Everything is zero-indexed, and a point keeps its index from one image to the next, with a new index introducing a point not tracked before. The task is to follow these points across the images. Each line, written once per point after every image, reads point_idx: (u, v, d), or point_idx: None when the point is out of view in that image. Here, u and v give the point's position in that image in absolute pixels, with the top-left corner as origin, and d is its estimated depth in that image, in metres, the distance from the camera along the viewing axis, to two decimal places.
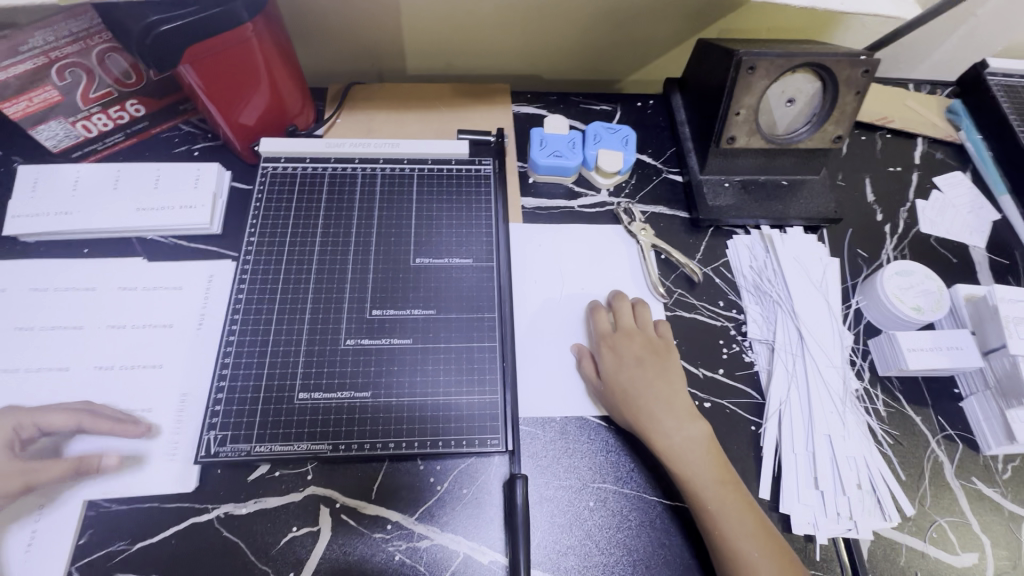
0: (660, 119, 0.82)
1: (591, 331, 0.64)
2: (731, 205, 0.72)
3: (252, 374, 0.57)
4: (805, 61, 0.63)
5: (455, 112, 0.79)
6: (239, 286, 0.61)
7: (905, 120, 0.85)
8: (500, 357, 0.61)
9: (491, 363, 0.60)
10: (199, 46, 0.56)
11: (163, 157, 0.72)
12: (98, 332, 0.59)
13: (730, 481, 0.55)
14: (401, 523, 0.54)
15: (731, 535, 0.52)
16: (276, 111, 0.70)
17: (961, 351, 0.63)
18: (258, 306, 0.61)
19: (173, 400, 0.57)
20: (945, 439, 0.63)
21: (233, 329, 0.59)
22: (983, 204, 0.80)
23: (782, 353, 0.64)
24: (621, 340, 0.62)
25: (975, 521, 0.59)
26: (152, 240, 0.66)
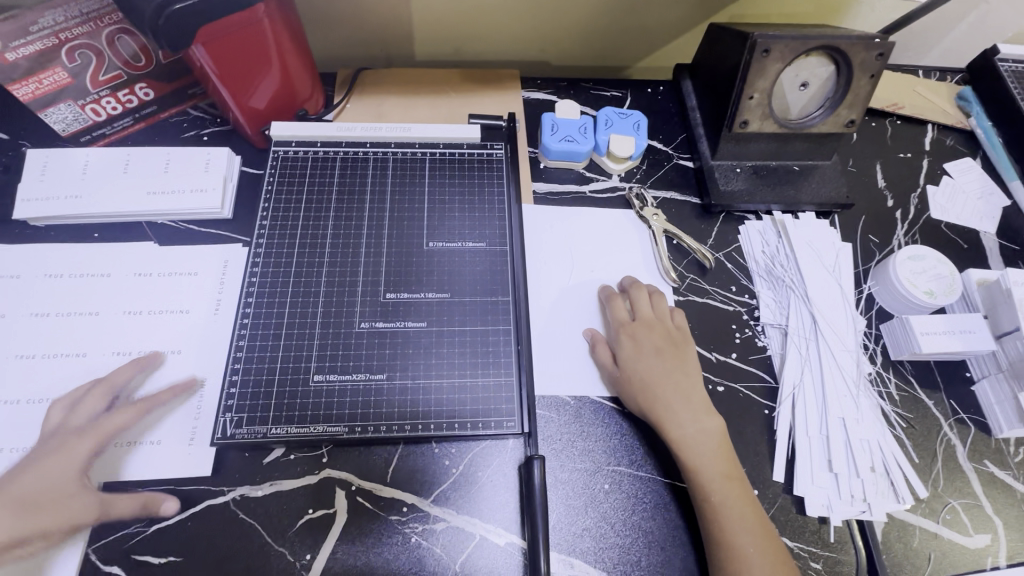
0: (670, 105, 0.82)
1: (607, 320, 0.64)
2: (743, 190, 0.72)
3: (266, 357, 0.57)
4: (820, 44, 0.63)
5: (465, 97, 0.78)
6: (252, 270, 0.61)
7: (915, 106, 0.85)
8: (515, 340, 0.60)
9: (506, 346, 0.60)
10: (212, 26, 0.55)
11: (172, 142, 0.71)
12: (110, 315, 0.59)
13: (734, 475, 0.55)
14: (417, 505, 0.54)
15: (730, 527, 0.52)
16: (286, 95, 0.69)
17: (973, 335, 0.63)
18: (272, 289, 0.60)
19: (195, 385, 0.57)
20: (957, 423, 0.63)
21: (248, 312, 0.59)
22: (993, 190, 0.80)
23: (795, 337, 0.64)
24: (636, 329, 0.61)
25: (987, 503, 0.59)
26: (163, 224, 0.66)
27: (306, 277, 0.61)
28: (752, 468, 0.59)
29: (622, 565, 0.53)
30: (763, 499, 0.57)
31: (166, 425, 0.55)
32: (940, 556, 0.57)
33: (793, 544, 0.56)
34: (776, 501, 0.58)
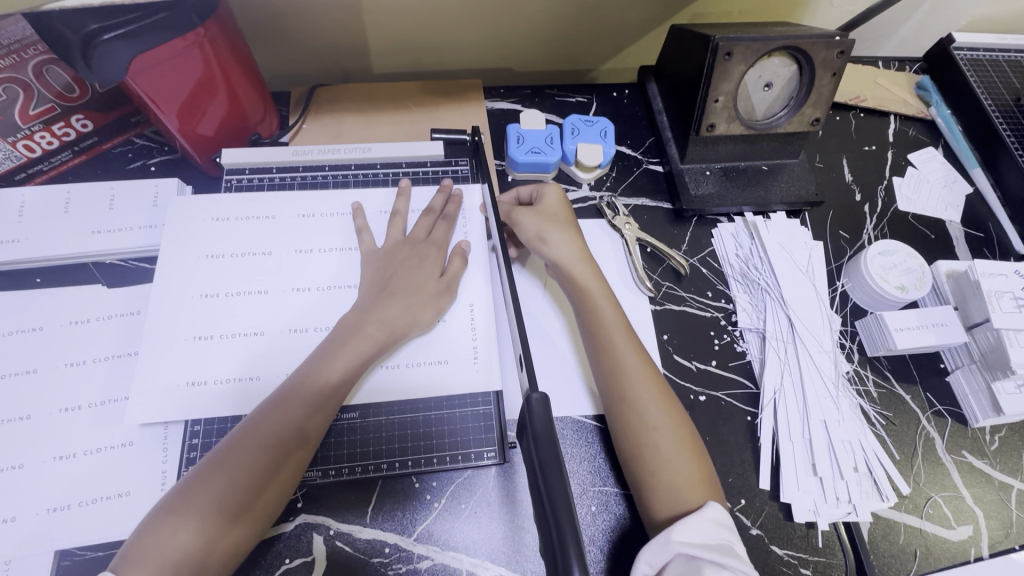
0: (637, 108, 0.81)
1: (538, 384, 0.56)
2: (713, 193, 0.71)
3: (227, 413, 0.53)
4: (781, 45, 0.62)
5: (426, 111, 0.76)
6: (207, 304, 0.57)
7: (877, 98, 0.86)
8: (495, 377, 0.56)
9: (490, 363, 0.57)
10: (147, 57, 0.52)
11: (115, 174, 0.67)
12: (54, 369, 0.55)
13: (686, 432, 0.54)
14: (399, 545, 0.52)
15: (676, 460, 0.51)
16: (237, 118, 0.66)
17: (945, 328, 0.64)
18: (229, 326, 0.56)
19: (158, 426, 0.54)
20: (934, 415, 0.64)
21: (205, 353, 0.55)
22: (956, 178, 0.81)
23: (773, 341, 0.64)
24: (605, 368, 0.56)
25: (967, 494, 0.60)
26: (112, 264, 0.62)
27: (268, 313, 0.58)
28: (737, 478, 0.58)
29: None
30: (751, 508, 0.57)
31: (132, 476, 0.52)
32: (926, 552, 0.57)
33: (783, 551, 0.56)
34: (763, 509, 0.57)
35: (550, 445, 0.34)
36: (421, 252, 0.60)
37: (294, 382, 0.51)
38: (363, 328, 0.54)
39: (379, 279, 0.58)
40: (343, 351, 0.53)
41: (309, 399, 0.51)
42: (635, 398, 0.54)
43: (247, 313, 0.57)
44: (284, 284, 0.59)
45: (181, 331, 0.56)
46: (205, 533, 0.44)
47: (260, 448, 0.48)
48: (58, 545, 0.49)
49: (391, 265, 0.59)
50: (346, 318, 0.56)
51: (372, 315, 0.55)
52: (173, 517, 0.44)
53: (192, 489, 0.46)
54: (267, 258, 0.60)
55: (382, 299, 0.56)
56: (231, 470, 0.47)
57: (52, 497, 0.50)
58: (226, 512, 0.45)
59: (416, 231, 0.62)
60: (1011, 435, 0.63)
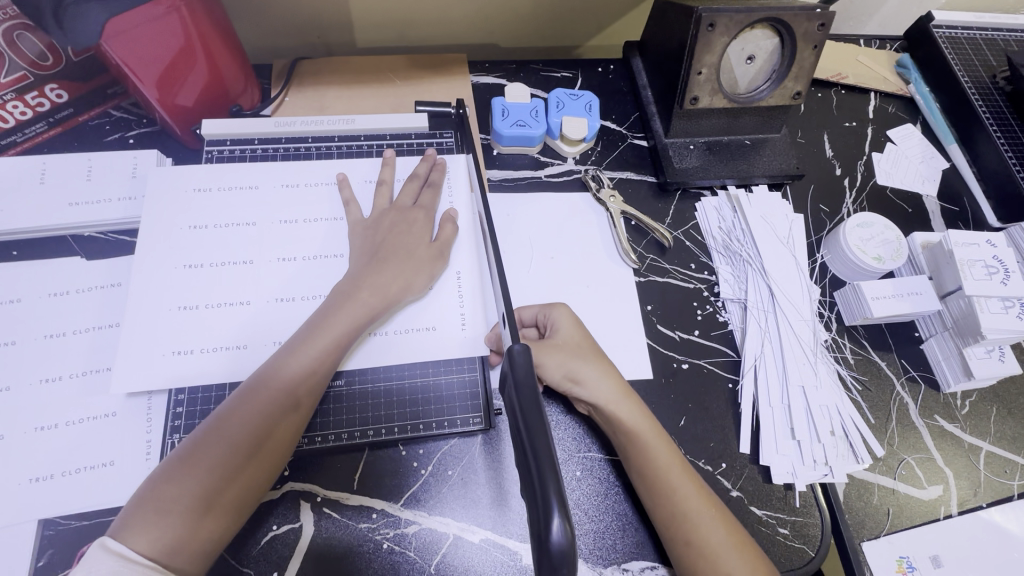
0: (622, 83, 0.81)
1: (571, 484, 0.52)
2: (697, 166, 0.72)
3: (215, 380, 0.53)
4: (763, 16, 0.63)
5: (411, 85, 0.75)
6: (190, 276, 0.57)
7: (858, 75, 0.87)
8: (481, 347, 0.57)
9: (477, 331, 0.58)
10: (122, 20, 0.51)
11: (93, 147, 0.66)
12: (33, 342, 0.54)
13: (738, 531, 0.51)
14: (386, 510, 0.53)
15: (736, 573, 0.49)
16: (217, 89, 0.65)
17: (919, 297, 0.65)
18: (212, 298, 0.56)
19: (141, 398, 0.54)
20: (908, 381, 0.66)
21: (188, 325, 0.55)
22: (933, 153, 0.83)
23: (754, 310, 0.65)
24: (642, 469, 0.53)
25: (938, 455, 0.62)
26: (90, 237, 0.61)
27: (253, 284, 0.57)
28: (718, 443, 0.60)
29: (598, 550, 0.53)
30: (731, 471, 0.59)
31: (117, 445, 0.52)
32: (898, 511, 0.59)
33: (762, 512, 0.57)
34: (743, 472, 0.59)
35: (530, 391, 0.36)
36: (410, 217, 0.60)
37: (289, 347, 0.51)
38: (357, 295, 0.54)
39: (369, 246, 0.58)
40: (335, 318, 0.53)
41: (303, 365, 0.50)
42: (688, 513, 0.51)
43: (231, 283, 0.57)
44: (269, 254, 0.59)
45: (165, 301, 0.55)
46: (202, 496, 0.45)
47: (256, 412, 0.48)
48: (42, 514, 0.48)
49: (377, 232, 0.59)
50: (339, 285, 0.55)
51: (365, 282, 0.55)
52: (171, 481, 0.45)
53: (190, 453, 0.46)
54: (250, 229, 0.60)
55: (376, 265, 0.56)
56: (229, 432, 0.47)
57: (33, 467, 0.50)
58: (224, 475, 0.46)
59: (402, 198, 0.61)
60: (981, 400, 0.66)
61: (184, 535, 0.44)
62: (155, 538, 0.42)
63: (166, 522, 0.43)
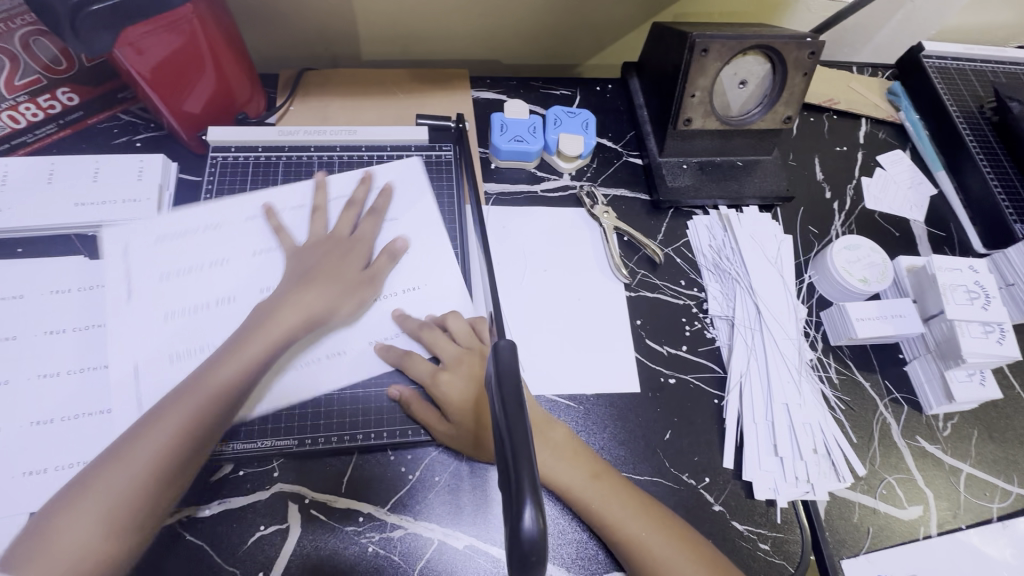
0: (619, 103, 0.83)
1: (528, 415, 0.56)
2: (689, 186, 0.74)
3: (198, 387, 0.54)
4: (755, 43, 0.65)
5: (413, 98, 0.77)
6: (183, 279, 0.58)
7: (850, 101, 0.89)
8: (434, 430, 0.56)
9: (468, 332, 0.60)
10: (133, 33, 0.53)
11: (100, 149, 0.67)
12: (34, 338, 0.55)
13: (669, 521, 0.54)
14: (373, 514, 0.54)
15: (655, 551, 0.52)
16: (225, 98, 0.67)
17: (903, 319, 0.67)
18: (205, 300, 0.57)
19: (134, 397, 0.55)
20: (891, 402, 0.67)
21: (180, 327, 0.56)
22: (922, 179, 0.85)
23: (742, 327, 0.67)
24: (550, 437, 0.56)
25: (919, 476, 0.63)
26: (94, 236, 0.62)
27: (248, 287, 0.58)
28: (702, 456, 0.61)
29: (579, 559, 0.54)
30: (713, 486, 0.60)
31: (111, 442, 0.53)
32: (878, 529, 0.60)
33: (743, 527, 0.58)
34: (725, 487, 0.60)
35: (513, 383, 0.38)
36: (349, 247, 0.61)
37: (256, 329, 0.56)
38: (252, 339, 0.55)
39: (323, 257, 0.60)
40: (233, 360, 0.54)
41: (202, 399, 0.52)
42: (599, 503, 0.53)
43: (228, 284, 0.58)
44: (268, 257, 0.60)
45: (163, 299, 0.56)
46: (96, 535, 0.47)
47: (176, 438, 0.51)
48: (34, 507, 0.49)
49: (327, 250, 0.60)
50: (252, 315, 0.57)
51: (268, 323, 0.56)
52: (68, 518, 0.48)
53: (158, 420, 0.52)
54: (249, 234, 0.61)
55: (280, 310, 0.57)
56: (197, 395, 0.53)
57: (28, 461, 0.51)
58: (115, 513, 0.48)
59: (340, 227, 0.62)
60: (963, 423, 0.67)
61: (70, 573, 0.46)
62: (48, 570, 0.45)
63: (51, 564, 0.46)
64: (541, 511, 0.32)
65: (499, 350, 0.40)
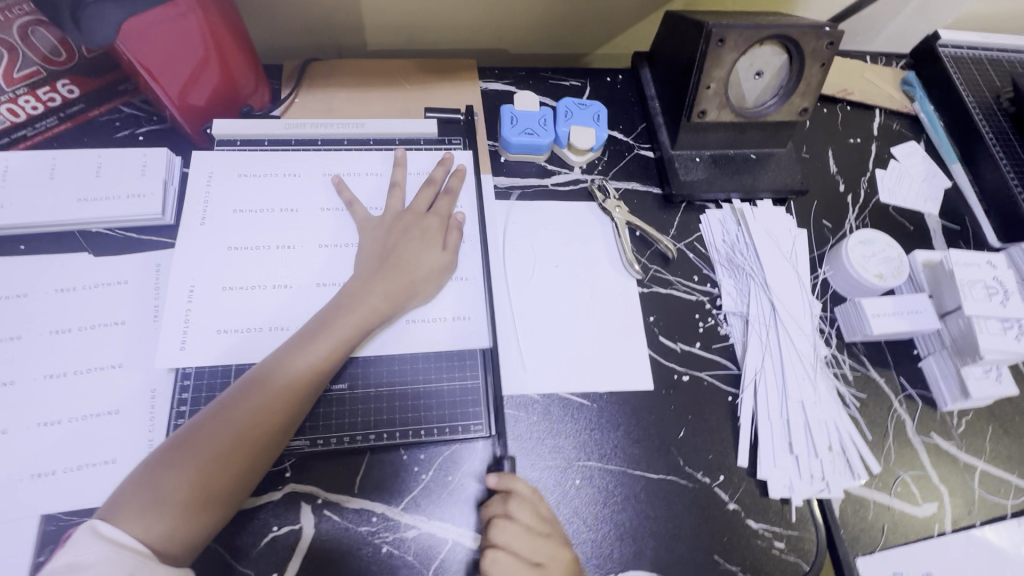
0: (630, 94, 0.81)
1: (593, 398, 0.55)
2: (702, 179, 0.72)
3: (220, 361, 0.54)
4: (772, 33, 0.63)
5: (420, 89, 0.76)
6: (232, 257, 0.59)
7: (863, 92, 0.87)
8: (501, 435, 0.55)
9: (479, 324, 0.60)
10: (159, 10, 0.52)
11: (103, 143, 0.65)
12: (40, 337, 0.54)
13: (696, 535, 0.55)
14: (387, 514, 0.53)
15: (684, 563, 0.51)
16: (229, 90, 0.65)
17: (919, 315, 0.66)
18: (243, 281, 0.58)
19: (144, 396, 0.54)
20: (906, 398, 0.66)
21: (207, 306, 0.56)
22: (936, 172, 0.83)
23: (756, 324, 0.66)
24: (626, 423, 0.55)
25: (934, 473, 0.63)
26: (98, 233, 0.61)
27: (298, 268, 0.59)
28: (717, 454, 0.60)
29: (595, 558, 0.54)
30: (728, 483, 0.59)
31: (119, 444, 0.52)
32: (893, 527, 0.60)
33: (758, 525, 0.58)
34: (740, 485, 0.59)
35: None
36: (424, 223, 0.61)
37: (339, 310, 0.54)
38: (365, 298, 0.55)
39: (382, 248, 0.59)
40: (345, 318, 0.53)
41: (314, 360, 0.51)
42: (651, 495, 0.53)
43: (260, 265, 0.59)
44: (311, 241, 0.61)
45: (198, 286, 0.57)
46: (211, 489, 0.45)
47: (258, 417, 0.48)
48: (45, 509, 0.49)
49: (392, 234, 0.60)
50: (336, 298, 0.55)
51: (375, 285, 0.56)
52: (172, 473, 0.45)
53: (237, 400, 0.49)
54: (291, 215, 0.62)
55: (346, 306, 0.54)
56: (283, 375, 0.50)
57: (36, 463, 0.50)
58: (194, 510, 0.45)
59: (417, 202, 0.62)
60: (977, 419, 0.66)
61: (181, 535, 0.44)
62: (148, 530, 0.43)
63: (168, 524, 0.44)
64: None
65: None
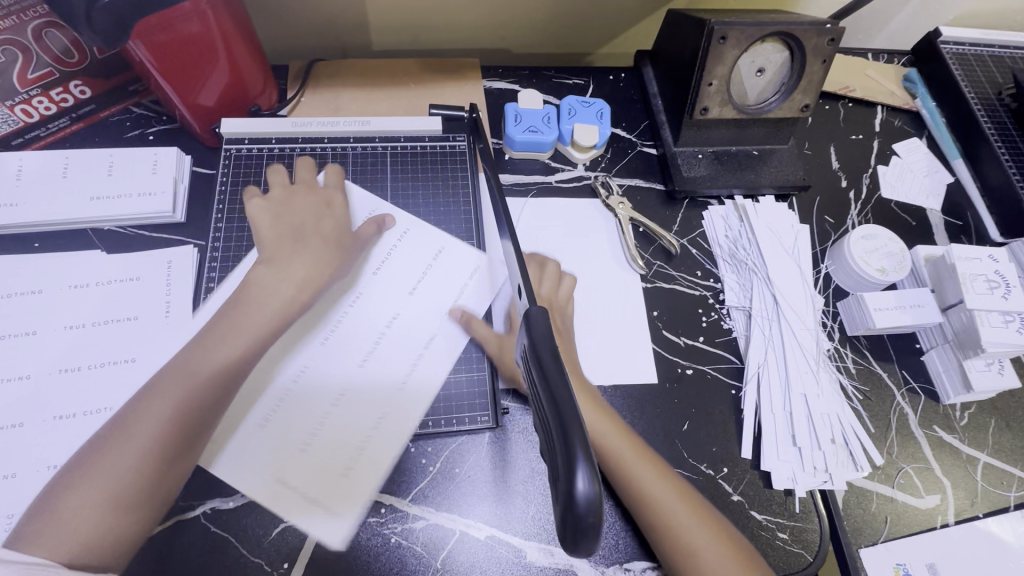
0: (633, 92, 0.82)
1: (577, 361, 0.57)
2: (705, 175, 0.73)
3: None
4: (773, 31, 0.64)
5: (425, 88, 0.76)
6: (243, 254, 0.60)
7: (865, 88, 0.88)
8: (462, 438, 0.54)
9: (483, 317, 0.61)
10: (171, 8, 0.53)
11: (113, 142, 0.67)
12: (55, 333, 0.55)
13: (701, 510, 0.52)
14: (395, 505, 0.54)
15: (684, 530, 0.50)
16: (238, 92, 0.66)
17: (921, 309, 0.67)
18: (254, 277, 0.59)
19: None
20: (908, 391, 0.67)
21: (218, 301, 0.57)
22: (938, 168, 0.84)
23: (758, 318, 0.67)
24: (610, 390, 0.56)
25: (936, 465, 0.63)
26: (111, 231, 0.62)
27: None
28: (720, 446, 0.61)
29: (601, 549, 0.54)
30: (732, 475, 0.60)
31: None
32: (896, 518, 0.60)
33: (762, 517, 0.58)
34: (744, 477, 0.60)
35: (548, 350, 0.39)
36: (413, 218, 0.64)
37: (238, 306, 0.53)
38: (272, 291, 0.54)
39: (303, 241, 0.58)
40: (246, 315, 0.53)
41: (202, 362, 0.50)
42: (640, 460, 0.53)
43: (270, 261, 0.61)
44: None
45: None
46: (116, 502, 0.45)
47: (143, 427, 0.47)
48: None
49: (334, 231, 0.60)
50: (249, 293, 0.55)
51: (282, 278, 0.55)
52: (74, 492, 0.45)
53: (129, 414, 0.48)
54: None
55: (245, 303, 0.53)
56: (176, 378, 0.49)
57: (52, 455, 0.51)
58: (102, 526, 0.44)
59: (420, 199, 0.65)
60: (980, 412, 0.67)
61: (93, 550, 0.43)
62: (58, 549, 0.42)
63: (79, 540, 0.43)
64: (595, 477, 0.33)
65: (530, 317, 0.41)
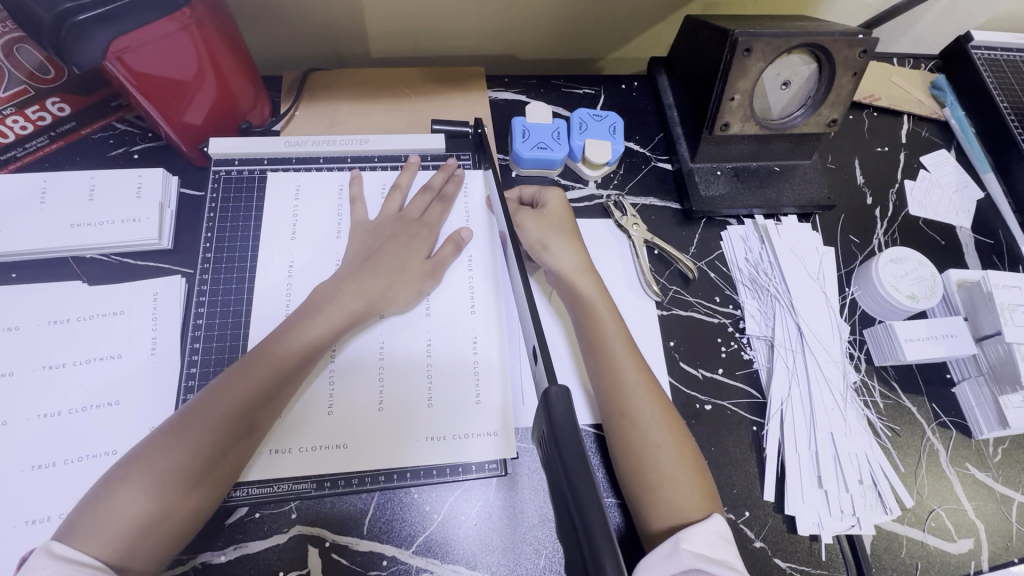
0: (646, 102, 0.78)
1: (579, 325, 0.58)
2: (724, 194, 0.69)
3: None
4: (802, 42, 0.60)
5: (427, 100, 0.72)
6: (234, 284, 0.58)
7: (891, 96, 0.83)
8: (494, 420, 0.55)
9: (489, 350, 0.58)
10: (155, 26, 0.49)
11: (95, 162, 0.62)
12: (34, 373, 0.52)
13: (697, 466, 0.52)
14: (397, 557, 0.50)
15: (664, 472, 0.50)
16: (227, 108, 0.62)
17: (954, 339, 0.63)
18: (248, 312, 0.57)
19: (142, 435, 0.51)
20: (939, 426, 0.63)
21: None
22: (968, 182, 0.80)
23: (781, 349, 0.63)
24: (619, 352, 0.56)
25: (969, 506, 0.60)
26: (94, 260, 0.58)
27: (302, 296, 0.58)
28: (742, 488, 0.58)
29: None
30: (754, 520, 0.56)
31: None
32: (927, 564, 0.57)
33: (786, 564, 0.55)
34: (767, 520, 0.57)
35: (572, 441, 0.35)
36: (412, 232, 0.61)
37: (310, 311, 0.54)
38: (340, 297, 0.55)
39: (364, 250, 0.59)
40: (317, 319, 0.53)
41: (279, 364, 0.50)
42: (638, 415, 0.53)
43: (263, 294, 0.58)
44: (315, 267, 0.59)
45: None
46: (173, 500, 0.43)
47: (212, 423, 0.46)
48: None
49: (377, 239, 0.60)
50: (314, 295, 0.55)
51: (351, 284, 0.56)
52: (127, 485, 0.43)
53: (194, 410, 0.47)
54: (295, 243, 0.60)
55: (320, 304, 0.54)
56: (247, 377, 0.49)
57: (32, 508, 0.47)
58: (157, 522, 0.43)
59: (421, 223, 0.61)
60: (1014, 448, 0.63)
61: (145, 545, 0.42)
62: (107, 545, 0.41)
63: (130, 535, 0.42)
64: None
65: (551, 400, 0.36)
